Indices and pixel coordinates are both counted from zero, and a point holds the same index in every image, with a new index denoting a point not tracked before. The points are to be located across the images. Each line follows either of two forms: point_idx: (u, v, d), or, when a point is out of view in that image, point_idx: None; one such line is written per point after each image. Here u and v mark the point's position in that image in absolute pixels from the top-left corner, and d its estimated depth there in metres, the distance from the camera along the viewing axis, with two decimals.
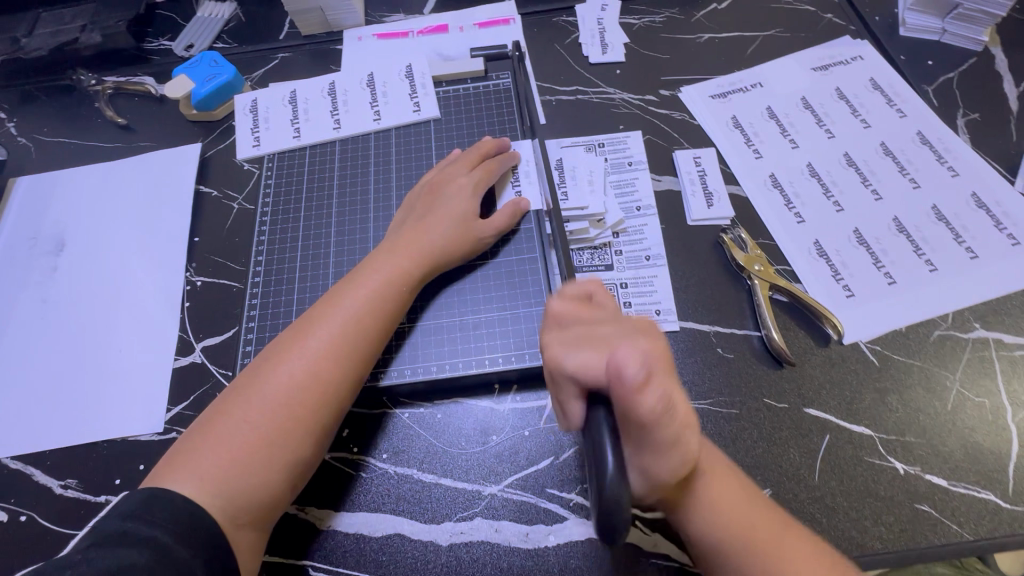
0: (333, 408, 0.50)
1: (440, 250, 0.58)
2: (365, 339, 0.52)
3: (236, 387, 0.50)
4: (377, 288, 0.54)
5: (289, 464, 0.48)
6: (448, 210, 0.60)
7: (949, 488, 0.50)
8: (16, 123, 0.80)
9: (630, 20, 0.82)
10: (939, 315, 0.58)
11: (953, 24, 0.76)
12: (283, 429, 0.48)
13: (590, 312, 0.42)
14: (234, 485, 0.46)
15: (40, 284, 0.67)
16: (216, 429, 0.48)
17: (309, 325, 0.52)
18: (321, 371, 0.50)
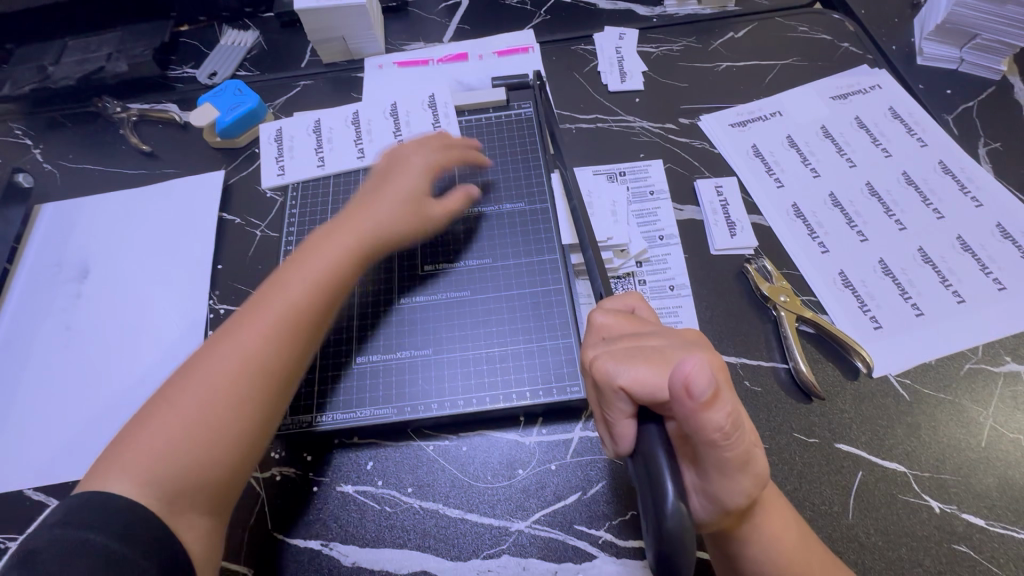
0: (266, 388, 0.50)
1: (380, 231, 0.59)
2: (301, 316, 0.53)
3: (172, 379, 0.50)
4: (314, 271, 0.55)
5: (224, 452, 0.47)
6: (398, 196, 0.62)
7: (988, 528, 0.49)
8: (41, 150, 0.81)
9: (647, 49, 0.83)
10: (969, 348, 0.57)
11: (971, 54, 0.76)
12: (215, 415, 0.48)
13: (635, 325, 0.45)
14: (170, 474, 0.45)
15: (64, 311, 0.67)
16: (149, 421, 0.47)
17: (243, 314, 0.53)
18: (250, 353, 0.50)
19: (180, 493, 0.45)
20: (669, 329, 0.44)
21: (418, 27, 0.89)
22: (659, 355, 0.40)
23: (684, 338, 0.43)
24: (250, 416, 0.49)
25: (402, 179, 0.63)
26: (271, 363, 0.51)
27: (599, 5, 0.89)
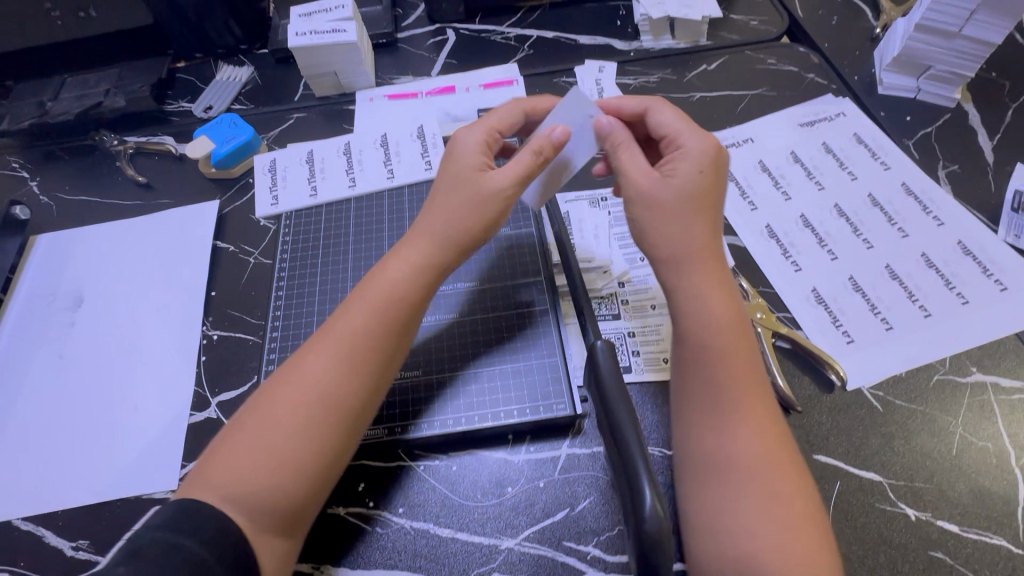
0: (353, 408, 0.49)
1: (456, 234, 0.55)
2: (382, 333, 0.52)
3: (257, 396, 0.50)
4: (392, 284, 0.53)
5: (308, 478, 0.47)
6: (461, 188, 0.55)
7: (961, 534, 0.51)
8: (38, 182, 0.83)
9: (626, 81, 0.88)
10: (937, 360, 0.60)
11: (927, 83, 0.81)
12: (301, 435, 0.47)
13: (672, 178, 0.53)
14: (263, 490, 0.45)
15: (58, 339, 0.68)
16: (242, 434, 0.47)
17: (317, 341, 0.51)
18: (340, 370, 0.49)
19: (270, 509, 0.45)
20: (707, 135, 0.56)
21: (408, 62, 0.93)
22: (678, 158, 0.54)
23: (706, 162, 0.54)
24: (330, 443, 0.48)
25: (465, 167, 0.56)
26: (354, 396, 0.49)
27: (579, 40, 0.94)
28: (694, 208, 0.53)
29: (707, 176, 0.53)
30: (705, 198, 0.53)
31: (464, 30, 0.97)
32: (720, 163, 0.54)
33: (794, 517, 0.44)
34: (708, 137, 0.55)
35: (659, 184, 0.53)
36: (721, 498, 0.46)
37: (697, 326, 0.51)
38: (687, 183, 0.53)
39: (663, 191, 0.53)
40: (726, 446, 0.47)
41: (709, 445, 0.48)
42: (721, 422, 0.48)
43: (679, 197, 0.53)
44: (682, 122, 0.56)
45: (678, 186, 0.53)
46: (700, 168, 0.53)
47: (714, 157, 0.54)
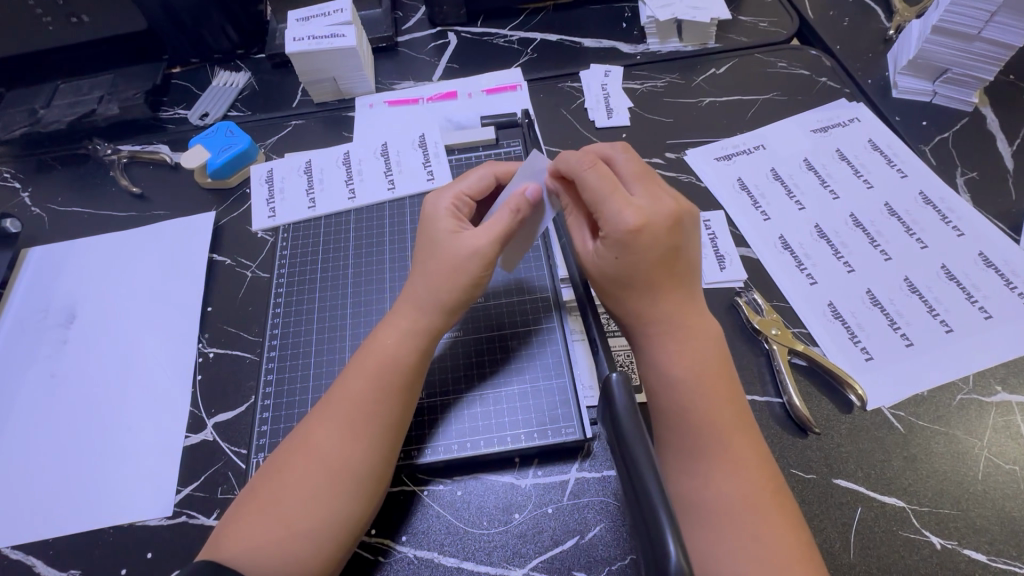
0: (375, 468, 0.48)
1: (437, 298, 0.52)
2: (397, 391, 0.50)
3: (277, 458, 0.49)
4: (401, 342, 0.52)
5: (334, 547, 0.45)
6: (438, 256, 0.53)
7: (989, 564, 0.49)
8: (30, 193, 0.81)
9: (633, 85, 0.85)
10: (960, 378, 0.58)
11: (944, 87, 0.79)
12: (326, 499, 0.46)
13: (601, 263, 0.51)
14: (294, 555, 0.44)
15: (50, 358, 0.66)
16: (265, 499, 0.46)
17: (322, 409, 0.50)
18: (358, 432, 0.48)
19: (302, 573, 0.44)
20: (629, 205, 0.48)
21: (408, 67, 0.91)
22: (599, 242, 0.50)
23: (630, 244, 0.48)
24: (351, 511, 0.47)
25: (440, 235, 0.54)
26: (371, 466, 0.48)
27: (584, 44, 0.91)
28: (631, 286, 0.50)
29: (634, 259, 0.48)
30: (640, 273, 0.49)
31: (466, 33, 0.94)
32: (647, 238, 0.48)
33: (779, 560, 0.41)
34: (632, 209, 0.48)
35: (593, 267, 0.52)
36: (701, 540, 0.43)
37: (660, 368, 0.49)
38: (612, 269, 0.50)
39: (598, 276, 0.51)
40: (702, 488, 0.45)
41: (686, 486, 0.46)
42: (696, 464, 0.46)
43: (612, 284, 0.51)
44: (603, 190, 0.49)
45: (606, 272, 0.50)
46: (617, 253, 0.49)
47: (633, 237, 0.48)
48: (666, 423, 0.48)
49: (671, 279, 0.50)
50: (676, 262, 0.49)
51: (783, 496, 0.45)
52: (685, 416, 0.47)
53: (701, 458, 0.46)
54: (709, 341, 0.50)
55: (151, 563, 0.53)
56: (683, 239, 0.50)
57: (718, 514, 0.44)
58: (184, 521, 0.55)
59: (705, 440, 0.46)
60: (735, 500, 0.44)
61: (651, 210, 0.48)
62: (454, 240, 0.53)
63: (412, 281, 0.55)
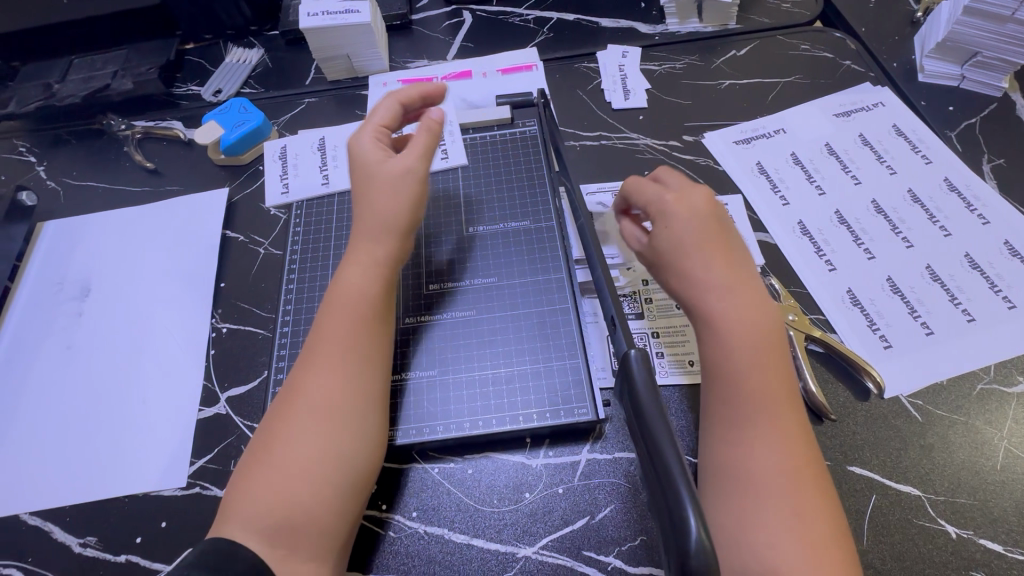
0: (361, 405, 0.49)
1: (393, 226, 0.54)
2: (366, 323, 0.51)
3: (268, 417, 0.49)
4: (366, 279, 0.53)
5: (338, 488, 0.46)
6: (374, 182, 0.55)
7: (1006, 555, 0.48)
8: (45, 168, 0.81)
9: (650, 67, 0.84)
10: (980, 368, 0.57)
11: (972, 71, 0.76)
12: (319, 442, 0.46)
13: (677, 232, 0.51)
14: (297, 503, 0.44)
15: (65, 330, 0.67)
16: (263, 458, 0.46)
17: (305, 358, 0.50)
18: (341, 369, 0.49)
19: (307, 525, 0.44)
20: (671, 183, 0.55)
21: (423, 46, 0.90)
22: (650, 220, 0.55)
23: (703, 216, 0.52)
24: (345, 452, 0.47)
25: (369, 161, 0.56)
26: (356, 399, 0.49)
27: (601, 24, 0.89)
28: (668, 254, 0.52)
29: (678, 221, 0.52)
30: (681, 236, 0.51)
31: (481, 12, 0.93)
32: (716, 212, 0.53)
33: (807, 536, 0.41)
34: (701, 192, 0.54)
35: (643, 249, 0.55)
36: (733, 509, 0.43)
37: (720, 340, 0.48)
38: (685, 234, 0.51)
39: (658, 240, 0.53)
40: (742, 457, 0.45)
41: (720, 458, 0.46)
42: (742, 433, 0.45)
43: (659, 253, 0.53)
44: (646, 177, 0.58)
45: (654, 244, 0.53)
46: (692, 221, 0.51)
47: (704, 212, 0.52)
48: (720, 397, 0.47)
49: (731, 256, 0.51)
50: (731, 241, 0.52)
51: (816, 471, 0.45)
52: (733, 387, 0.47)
53: (739, 426, 0.46)
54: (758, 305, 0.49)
55: (166, 533, 0.54)
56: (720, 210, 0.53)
57: (754, 487, 0.43)
58: (197, 493, 0.55)
59: (750, 409, 0.46)
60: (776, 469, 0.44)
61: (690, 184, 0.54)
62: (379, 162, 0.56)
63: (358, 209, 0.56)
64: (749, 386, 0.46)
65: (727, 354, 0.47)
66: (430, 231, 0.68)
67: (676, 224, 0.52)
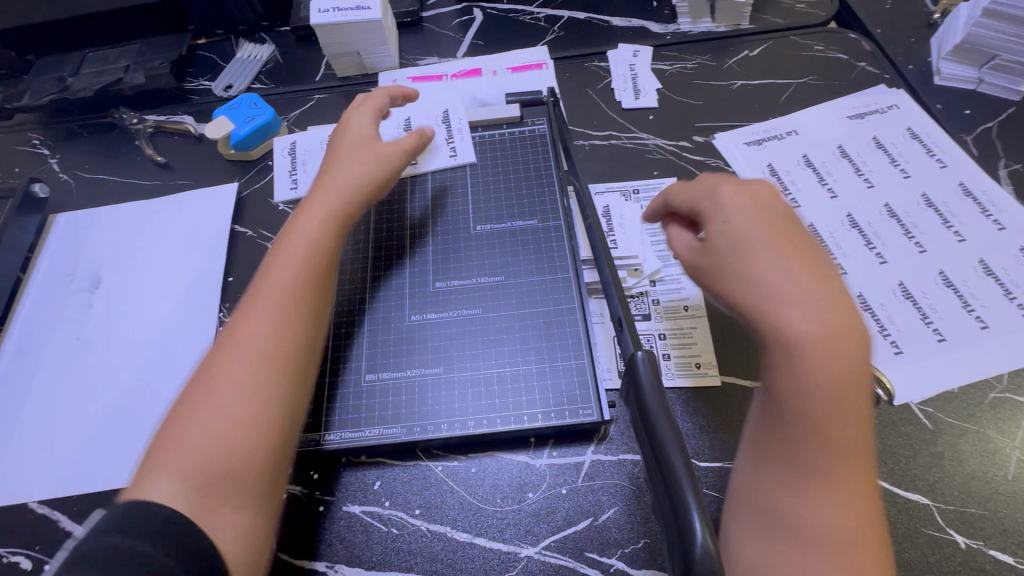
0: (292, 358, 0.50)
1: (356, 196, 0.61)
2: (308, 281, 0.53)
3: (196, 374, 0.50)
4: (310, 240, 0.56)
5: (262, 440, 0.46)
6: (353, 160, 0.63)
7: (1016, 566, 0.48)
8: (58, 160, 0.82)
9: (661, 66, 0.83)
10: (993, 376, 0.56)
11: (990, 74, 0.75)
12: (242, 396, 0.47)
13: (738, 226, 0.45)
14: (218, 457, 0.45)
15: (75, 321, 0.67)
16: (185, 414, 0.47)
17: (242, 312, 0.52)
18: (276, 321, 0.51)
19: (226, 479, 0.44)
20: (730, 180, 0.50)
21: (433, 43, 0.89)
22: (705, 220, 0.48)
23: (761, 211, 0.46)
24: (274, 407, 0.48)
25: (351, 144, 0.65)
26: (287, 352, 0.50)
27: (612, 22, 0.89)
28: (724, 254, 0.45)
29: (737, 215, 0.46)
30: (744, 237, 0.44)
31: (492, 10, 0.93)
32: (777, 207, 0.47)
33: None
34: (764, 187, 0.48)
35: (693, 253, 0.48)
36: (775, 556, 0.41)
37: (800, 381, 0.39)
38: (744, 230, 0.45)
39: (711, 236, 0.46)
40: (798, 508, 0.41)
41: (773, 501, 0.42)
42: (802, 482, 0.41)
43: (712, 254, 0.46)
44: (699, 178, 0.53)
45: (711, 246, 0.46)
46: (753, 214, 0.46)
47: (763, 208, 0.46)
48: (787, 439, 0.41)
49: (804, 266, 0.42)
50: (800, 241, 0.44)
51: (878, 526, 0.41)
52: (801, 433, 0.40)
53: (804, 476, 0.41)
54: (852, 334, 0.40)
55: None
56: (784, 208, 0.47)
57: (807, 540, 0.40)
58: None
59: (818, 458, 0.40)
60: (835, 518, 0.40)
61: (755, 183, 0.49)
62: (355, 138, 0.65)
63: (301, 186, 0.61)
64: (824, 438, 0.40)
65: (805, 394, 0.39)
66: (438, 229, 0.68)
67: (733, 221, 0.46)
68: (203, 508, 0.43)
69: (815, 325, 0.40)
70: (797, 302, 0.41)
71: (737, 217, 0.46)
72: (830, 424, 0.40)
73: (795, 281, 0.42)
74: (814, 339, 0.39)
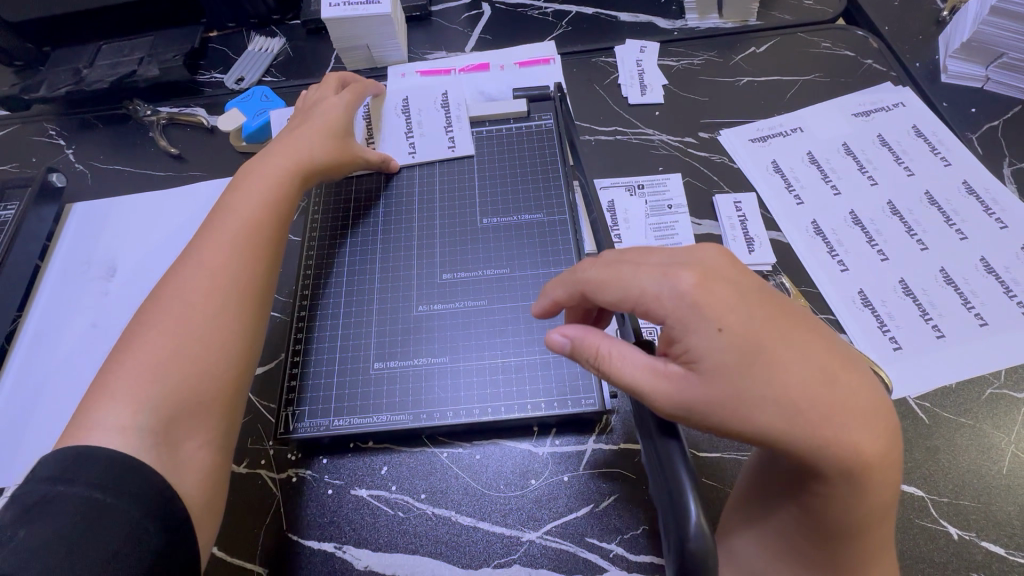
0: (248, 291, 0.55)
1: (314, 159, 0.67)
2: (263, 227, 0.59)
3: (144, 311, 0.53)
4: (264, 192, 0.62)
5: (225, 360, 0.51)
6: (314, 125, 0.69)
7: (1008, 557, 0.49)
8: (73, 151, 0.84)
9: (668, 62, 0.84)
10: (991, 372, 0.57)
11: (998, 73, 0.75)
12: (200, 323, 0.52)
13: (733, 326, 0.34)
14: (179, 374, 0.49)
15: (92, 308, 0.69)
16: (134, 348, 0.50)
17: (188, 259, 0.56)
18: (234, 260, 0.56)
19: (193, 394, 0.49)
20: (669, 263, 0.37)
21: (442, 38, 0.90)
22: (664, 329, 0.36)
23: (740, 292, 0.35)
24: (233, 330, 0.53)
25: (315, 113, 0.71)
26: (244, 288, 0.55)
27: (620, 18, 0.89)
28: (734, 379, 0.33)
29: (726, 312, 0.34)
30: (749, 350, 0.33)
31: (500, 4, 0.93)
32: (744, 276, 0.37)
33: None
34: (713, 249, 0.38)
35: (672, 382, 0.35)
36: None
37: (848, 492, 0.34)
38: (741, 327, 0.34)
39: (700, 346, 0.34)
40: None
41: None
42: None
43: (723, 369, 0.33)
44: (614, 262, 0.39)
45: (707, 371, 0.34)
46: (737, 301, 0.35)
47: (741, 284, 0.36)
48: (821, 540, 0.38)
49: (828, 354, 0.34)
50: (798, 319, 0.36)
51: None
52: (843, 546, 0.37)
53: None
54: (898, 434, 0.35)
55: None
56: (755, 281, 0.37)
57: None
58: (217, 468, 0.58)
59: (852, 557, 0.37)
60: None
61: (704, 258, 0.37)
62: (331, 111, 0.70)
63: (250, 165, 0.66)
64: (867, 540, 0.37)
65: (851, 507, 0.35)
66: (445, 222, 0.70)
67: (722, 322, 0.34)
68: (161, 456, 0.45)
69: (875, 443, 0.33)
70: (850, 422, 0.33)
71: (723, 311, 0.34)
72: (871, 531, 0.37)
73: (838, 393, 0.33)
74: (866, 447, 0.33)
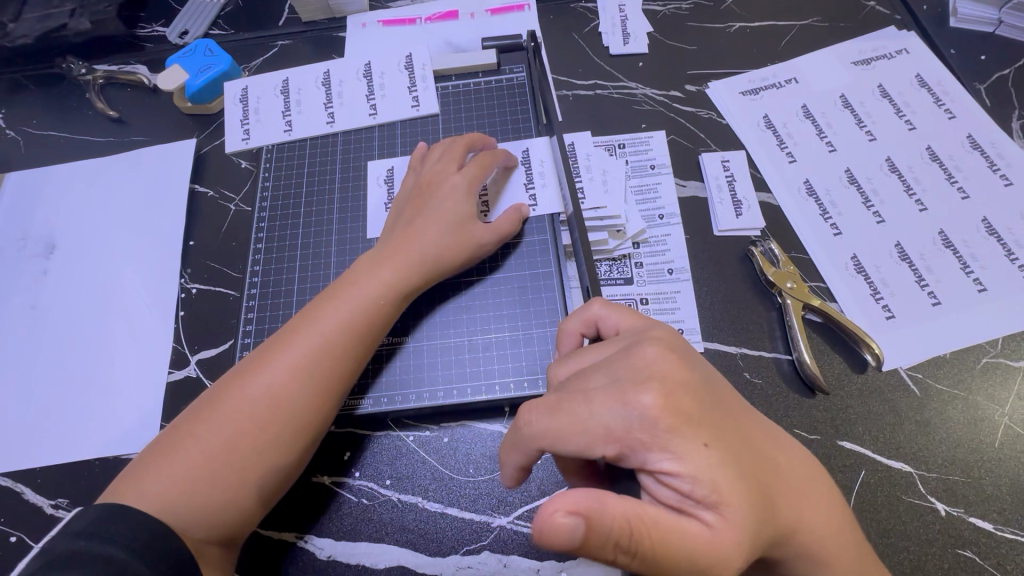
0: (342, 376, 0.49)
1: (431, 259, 0.54)
2: (369, 320, 0.51)
3: (237, 370, 0.49)
4: (384, 280, 0.52)
5: (286, 450, 0.46)
6: (450, 207, 0.55)
7: (995, 533, 0.47)
8: (4, 115, 0.76)
9: (653, 7, 0.76)
10: (988, 341, 0.54)
11: (1011, 15, 0.69)
12: (280, 407, 0.46)
13: (710, 441, 0.34)
14: (239, 452, 0.45)
15: (30, 289, 0.64)
16: (210, 415, 0.46)
17: (289, 331, 0.50)
18: (335, 340, 0.49)
19: (245, 475, 0.45)
20: (619, 385, 0.35)
21: None
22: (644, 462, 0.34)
23: (701, 395, 0.35)
24: (304, 411, 0.47)
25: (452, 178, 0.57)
26: (331, 392, 0.48)
27: None
28: (747, 497, 0.33)
29: (698, 427, 0.34)
30: (736, 461, 0.34)
31: None
32: (690, 370, 0.36)
33: None
34: (653, 346, 0.36)
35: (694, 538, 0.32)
36: None
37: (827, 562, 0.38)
38: (724, 443, 0.34)
39: (700, 474, 0.32)
40: None
41: None
42: None
43: (744, 492, 0.33)
44: (561, 404, 0.36)
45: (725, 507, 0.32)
46: (704, 411, 0.35)
47: (693, 386, 0.35)
48: None
49: (785, 449, 0.38)
50: (750, 414, 0.38)
51: None
52: None
53: None
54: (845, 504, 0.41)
55: None
56: (700, 373, 0.37)
57: None
58: None
59: None
60: None
61: (654, 367, 0.35)
62: (456, 197, 0.56)
63: (360, 263, 0.54)
64: None
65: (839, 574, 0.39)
66: None
67: (704, 440, 0.33)
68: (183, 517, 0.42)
69: (829, 512, 0.38)
70: (805, 502, 0.37)
71: (693, 425, 0.33)
72: None
73: (792, 475, 0.37)
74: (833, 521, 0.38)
